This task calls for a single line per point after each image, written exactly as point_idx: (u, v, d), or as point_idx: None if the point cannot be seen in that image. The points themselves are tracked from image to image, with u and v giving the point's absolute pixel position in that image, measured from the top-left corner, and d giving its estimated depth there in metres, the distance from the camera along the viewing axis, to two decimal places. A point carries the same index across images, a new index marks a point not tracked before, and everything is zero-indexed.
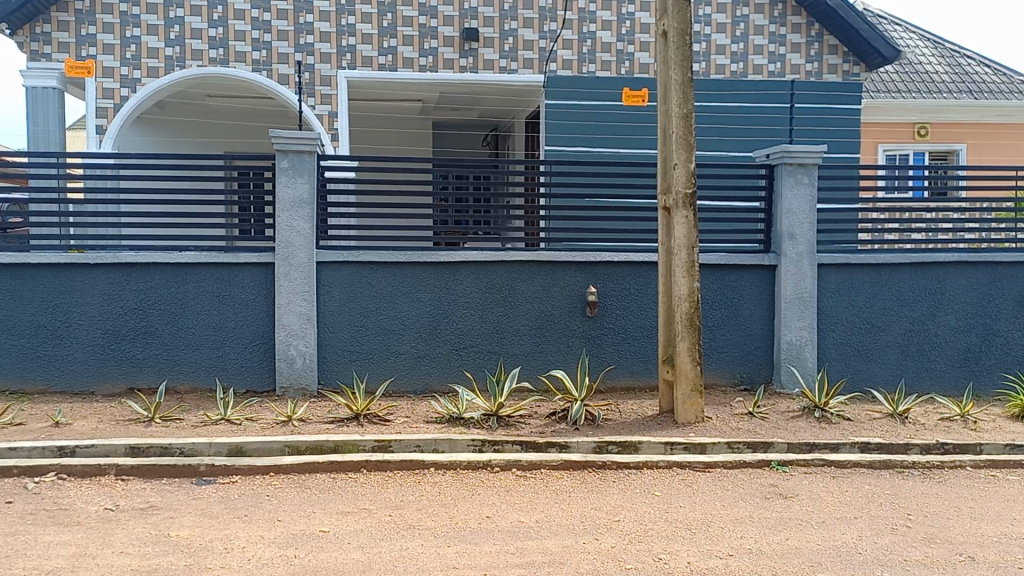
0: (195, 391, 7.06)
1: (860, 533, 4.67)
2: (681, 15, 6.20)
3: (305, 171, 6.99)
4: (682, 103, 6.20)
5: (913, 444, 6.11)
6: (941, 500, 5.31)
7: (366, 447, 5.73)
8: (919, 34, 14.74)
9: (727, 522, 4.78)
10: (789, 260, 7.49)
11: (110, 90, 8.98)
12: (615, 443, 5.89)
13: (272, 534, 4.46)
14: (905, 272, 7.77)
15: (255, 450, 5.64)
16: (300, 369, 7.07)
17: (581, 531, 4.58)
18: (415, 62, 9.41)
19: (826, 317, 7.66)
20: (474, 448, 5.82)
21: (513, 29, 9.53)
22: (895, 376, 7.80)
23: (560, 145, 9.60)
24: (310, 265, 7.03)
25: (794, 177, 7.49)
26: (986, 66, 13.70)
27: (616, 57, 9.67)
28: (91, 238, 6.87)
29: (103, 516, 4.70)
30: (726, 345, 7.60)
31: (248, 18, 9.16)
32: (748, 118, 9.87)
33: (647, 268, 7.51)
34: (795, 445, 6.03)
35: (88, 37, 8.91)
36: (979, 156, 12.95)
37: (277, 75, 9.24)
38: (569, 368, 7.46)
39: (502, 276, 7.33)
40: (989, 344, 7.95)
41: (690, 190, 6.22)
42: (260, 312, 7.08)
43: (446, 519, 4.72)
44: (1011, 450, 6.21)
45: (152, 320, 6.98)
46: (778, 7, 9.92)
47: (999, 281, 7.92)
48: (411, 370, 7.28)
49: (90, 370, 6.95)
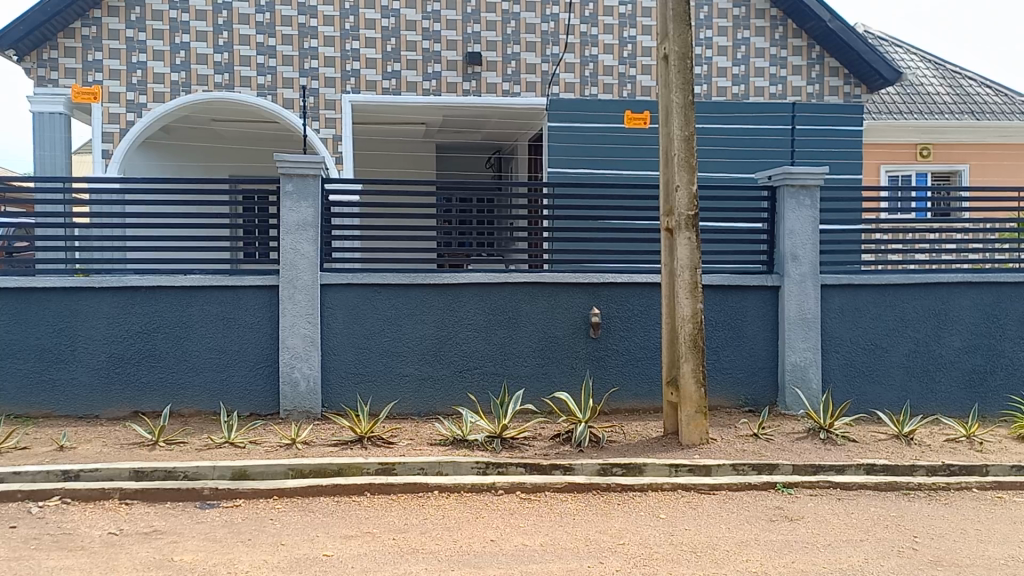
0: (199, 415, 7.06)
1: (866, 556, 4.64)
2: (682, 39, 6.26)
3: (309, 195, 7.03)
4: (684, 126, 6.25)
5: (918, 466, 6.09)
6: (947, 522, 5.28)
7: (369, 469, 5.72)
8: (920, 55, 14.82)
9: (733, 545, 4.76)
10: (792, 281, 7.50)
11: (117, 115, 9.07)
12: (620, 465, 5.87)
13: (275, 559, 4.45)
14: (909, 293, 7.77)
15: (259, 473, 5.64)
16: (304, 392, 7.07)
17: (585, 554, 4.57)
18: (418, 85, 9.49)
19: (830, 338, 7.65)
20: (478, 470, 5.80)
21: (516, 52, 9.60)
22: (901, 397, 7.78)
23: (563, 167, 9.64)
24: (314, 287, 7.05)
25: (795, 199, 7.52)
26: (988, 87, 13.78)
27: (618, 80, 9.74)
28: (96, 262, 6.91)
29: (107, 540, 4.69)
30: (730, 366, 7.60)
31: (254, 43, 9.23)
32: (750, 139, 9.91)
33: (651, 289, 7.51)
34: (801, 467, 6.00)
35: (95, 63, 9.01)
36: (982, 176, 12.98)
37: (282, 99, 9.31)
38: (572, 390, 7.45)
39: (506, 298, 7.35)
40: (993, 365, 7.93)
41: (694, 212, 6.25)
42: (264, 335, 7.10)
43: (450, 543, 4.71)
44: (1018, 471, 6.18)
45: (156, 343, 6.99)
46: (778, 30, 9.99)
47: (1003, 301, 7.91)
48: (414, 392, 7.28)
49: (94, 394, 6.96)
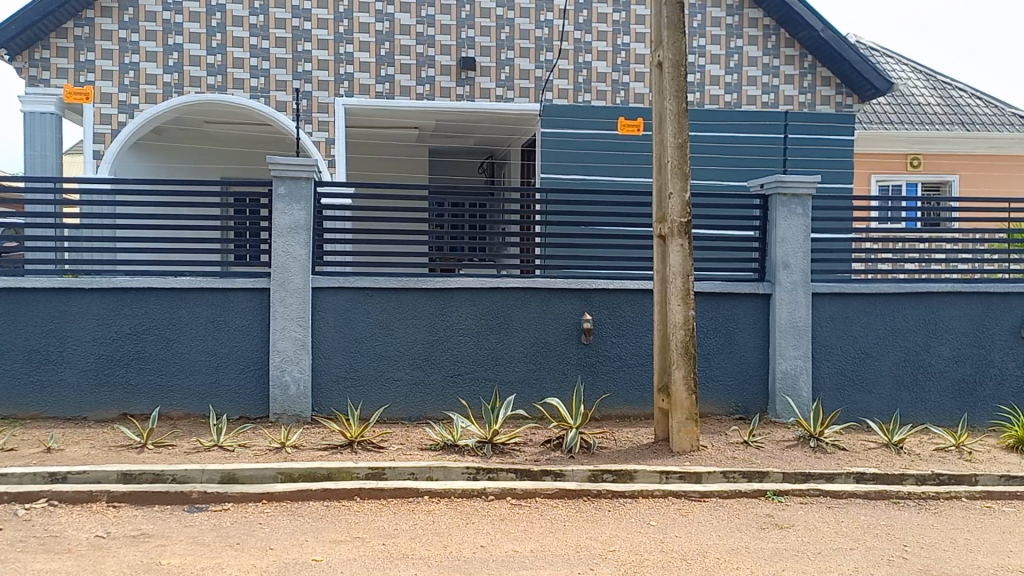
0: (187, 417, 7.02)
1: (856, 565, 4.64)
2: (677, 47, 6.27)
3: (301, 197, 7.00)
4: (678, 133, 6.24)
5: (908, 475, 6.09)
6: (937, 531, 5.29)
7: (359, 474, 5.69)
8: (912, 66, 14.92)
9: (723, 552, 4.76)
10: (784, 289, 7.52)
11: (108, 116, 9.02)
12: (610, 471, 5.86)
13: (264, 563, 4.42)
14: (900, 302, 7.79)
15: (248, 477, 5.60)
16: (294, 396, 7.04)
17: (576, 560, 4.56)
18: (412, 89, 9.47)
19: (820, 346, 7.67)
20: (468, 475, 5.79)
21: (510, 58, 9.61)
22: (890, 406, 7.81)
23: (556, 173, 9.64)
24: (305, 290, 7.02)
25: (787, 207, 7.53)
26: (978, 99, 13.86)
27: (611, 87, 9.76)
28: (85, 263, 6.86)
29: (94, 543, 4.66)
30: (721, 373, 7.61)
31: (247, 45, 9.22)
32: (742, 148, 9.94)
33: (643, 295, 7.52)
34: (791, 475, 6.01)
35: (87, 63, 8.97)
36: (972, 187, 13.05)
37: (275, 101, 9.29)
38: (564, 396, 7.44)
39: (498, 303, 7.34)
40: (983, 374, 7.96)
41: (686, 220, 6.24)
42: (255, 338, 7.06)
43: (440, 548, 4.69)
44: (1007, 481, 6.20)
45: (146, 345, 6.95)
46: (771, 38, 10.04)
47: (993, 311, 7.94)
48: (405, 397, 7.26)
49: (83, 395, 6.92)
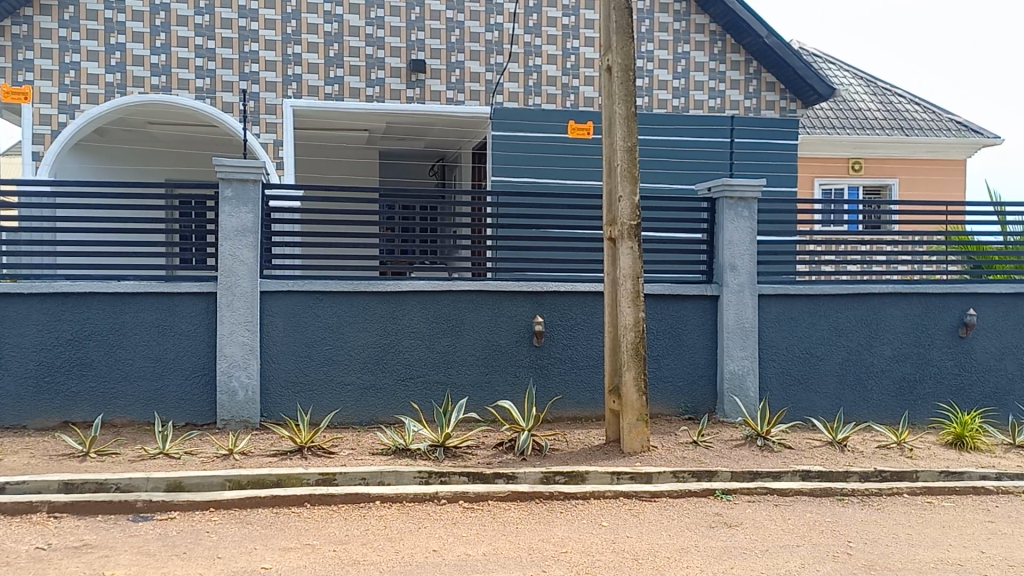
0: (132, 425, 6.87)
1: (802, 561, 4.74)
2: (625, 51, 6.35)
3: (249, 200, 6.90)
4: (627, 137, 6.31)
5: (852, 472, 6.23)
6: (880, 526, 5.42)
7: (309, 480, 5.63)
8: (853, 72, 15.27)
9: (673, 551, 4.81)
10: (731, 291, 7.64)
11: (47, 116, 8.79)
12: (562, 473, 5.89)
13: (211, 572, 4.34)
14: (843, 303, 7.97)
15: (195, 484, 5.50)
16: (242, 401, 6.93)
17: (528, 562, 4.57)
18: (361, 91, 9.41)
19: (766, 347, 7.81)
20: (420, 480, 5.77)
21: (460, 61, 9.60)
22: (834, 405, 7.98)
23: (507, 176, 9.66)
24: (253, 294, 6.92)
25: (734, 210, 7.65)
26: (916, 104, 14.24)
27: (561, 91, 9.80)
28: (23, 267, 6.67)
29: (34, 555, 4.53)
30: (670, 374, 7.69)
31: (192, 45, 9.06)
32: (690, 152, 10.07)
33: (593, 298, 7.57)
34: (739, 474, 6.10)
35: (26, 62, 8.74)
36: (911, 190, 13.40)
37: (222, 102, 9.15)
38: (515, 399, 7.46)
39: (450, 306, 7.32)
40: (923, 373, 8.17)
41: (636, 222, 6.31)
42: (201, 343, 6.94)
43: (391, 553, 4.66)
44: (946, 476, 6.38)
45: (88, 351, 6.79)
46: (718, 44, 10.19)
47: (931, 311, 8.16)
48: (356, 401, 7.20)
49: (21, 403, 6.73)
